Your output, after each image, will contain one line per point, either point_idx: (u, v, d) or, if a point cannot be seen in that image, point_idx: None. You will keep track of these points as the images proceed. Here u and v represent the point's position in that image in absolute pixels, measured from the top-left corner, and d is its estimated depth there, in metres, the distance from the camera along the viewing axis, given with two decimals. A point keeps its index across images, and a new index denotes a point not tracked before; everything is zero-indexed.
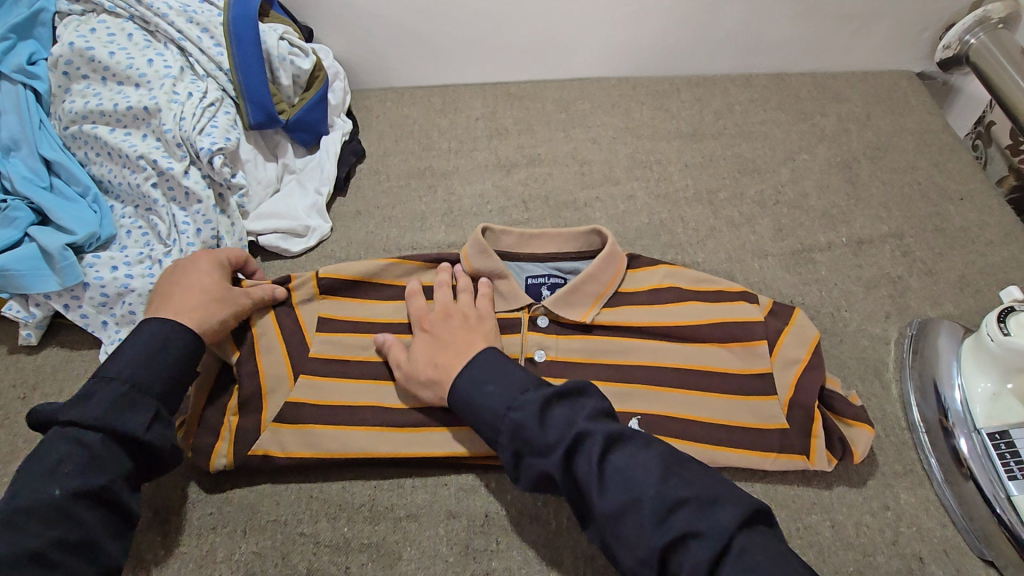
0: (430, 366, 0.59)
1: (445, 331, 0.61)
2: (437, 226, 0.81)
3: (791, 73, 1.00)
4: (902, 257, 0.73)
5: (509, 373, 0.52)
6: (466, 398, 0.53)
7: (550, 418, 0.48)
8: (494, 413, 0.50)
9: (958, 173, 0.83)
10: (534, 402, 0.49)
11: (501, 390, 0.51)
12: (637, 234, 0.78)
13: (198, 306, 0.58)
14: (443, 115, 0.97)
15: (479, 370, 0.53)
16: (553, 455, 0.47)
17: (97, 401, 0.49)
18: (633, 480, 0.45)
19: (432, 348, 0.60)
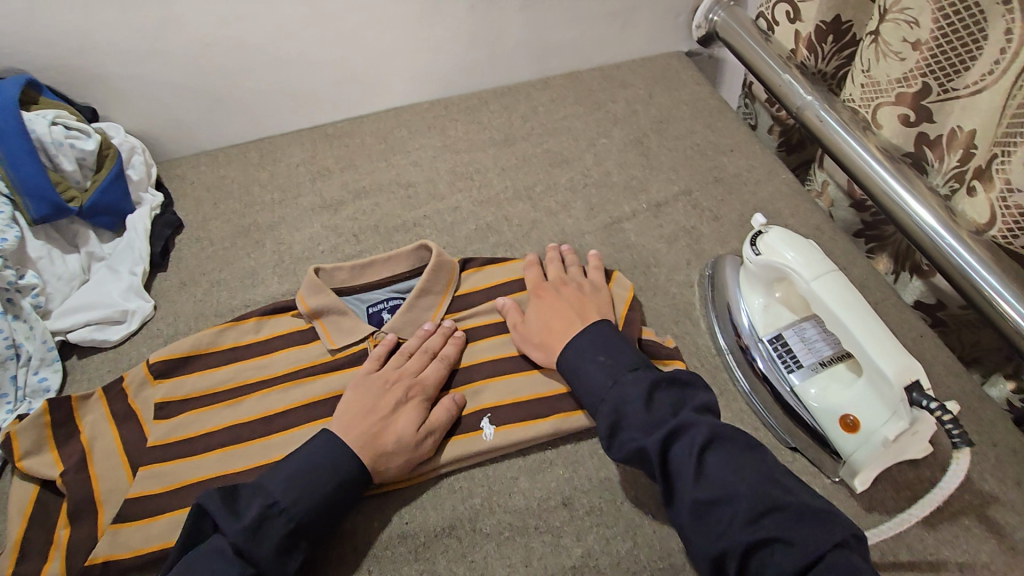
0: (546, 333, 0.65)
1: (563, 301, 0.67)
2: (270, 278, 0.80)
3: (582, 70, 1.10)
4: (694, 210, 0.84)
5: (618, 354, 0.61)
6: (574, 370, 0.61)
7: (655, 404, 0.56)
8: (600, 390, 0.59)
9: (726, 129, 0.96)
10: (642, 381, 0.57)
11: (606, 373, 0.59)
12: (467, 240, 0.83)
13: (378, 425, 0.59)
14: (262, 168, 0.95)
15: (595, 345, 0.62)
16: (652, 434, 0.54)
17: (265, 540, 0.51)
18: (727, 475, 0.51)
19: (546, 317, 0.66)
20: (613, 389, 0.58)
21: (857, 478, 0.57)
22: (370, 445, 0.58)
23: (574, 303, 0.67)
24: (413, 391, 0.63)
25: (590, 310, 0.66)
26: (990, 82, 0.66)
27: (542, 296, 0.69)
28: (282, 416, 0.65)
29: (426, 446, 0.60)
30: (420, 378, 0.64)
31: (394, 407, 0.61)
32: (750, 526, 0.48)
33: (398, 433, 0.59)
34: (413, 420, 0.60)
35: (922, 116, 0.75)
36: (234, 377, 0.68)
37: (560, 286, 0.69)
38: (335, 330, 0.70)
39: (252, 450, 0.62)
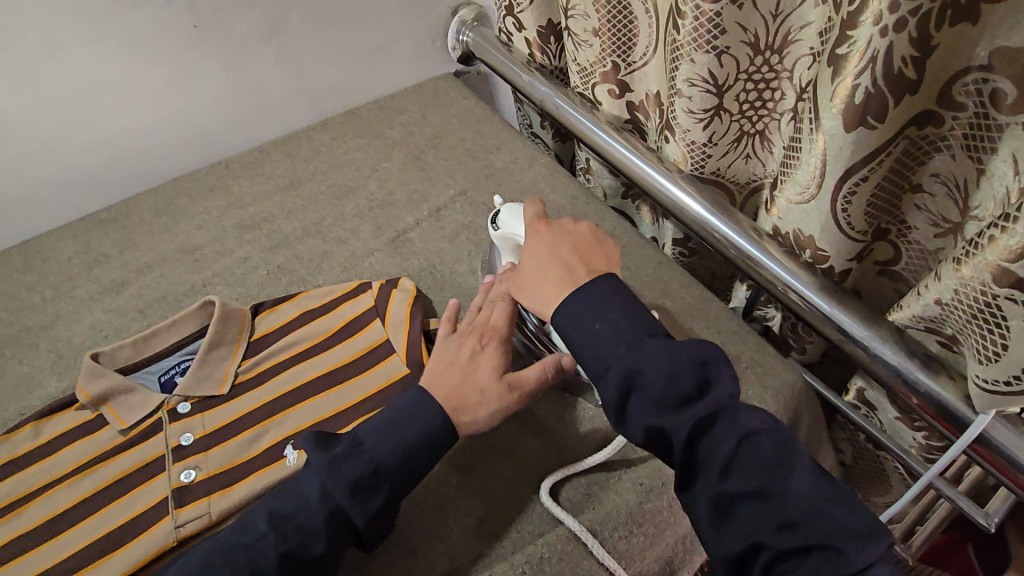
0: (540, 283, 0.60)
1: (568, 246, 0.61)
2: (47, 378, 0.75)
3: (359, 106, 1.17)
4: (470, 206, 0.92)
5: (635, 322, 0.53)
6: (566, 330, 0.55)
7: (680, 380, 0.48)
8: (613, 361, 0.51)
9: (491, 131, 1.06)
10: (662, 349, 0.50)
11: (611, 343, 0.52)
12: (261, 286, 0.84)
13: (456, 385, 0.60)
14: (28, 270, 0.90)
15: (598, 301, 0.55)
16: (688, 417, 0.47)
17: (343, 476, 0.54)
18: (764, 470, 0.45)
19: (544, 264, 0.60)
20: (626, 361, 0.51)
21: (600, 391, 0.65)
22: (454, 396, 0.60)
23: (575, 249, 0.61)
24: (488, 336, 0.63)
25: (591, 255, 0.61)
26: (649, 59, 0.83)
27: (544, 230, 0.64)
28: (69, 512, 0.61)
29: (511, 396, 0.61)
30: (493, 325, 0.64)
31: (477, 355, 0.62)
32: (779, 533, 0.43)
33: (481, 380, 0.60)
34: (495, 367, 0.61)
35: (624, 87, 0.91)
36: (14, 489, 0.63)
37: (570, 224, 0.64)
38: (124, 409, 0.68)
39: (40, 557, 0.59)
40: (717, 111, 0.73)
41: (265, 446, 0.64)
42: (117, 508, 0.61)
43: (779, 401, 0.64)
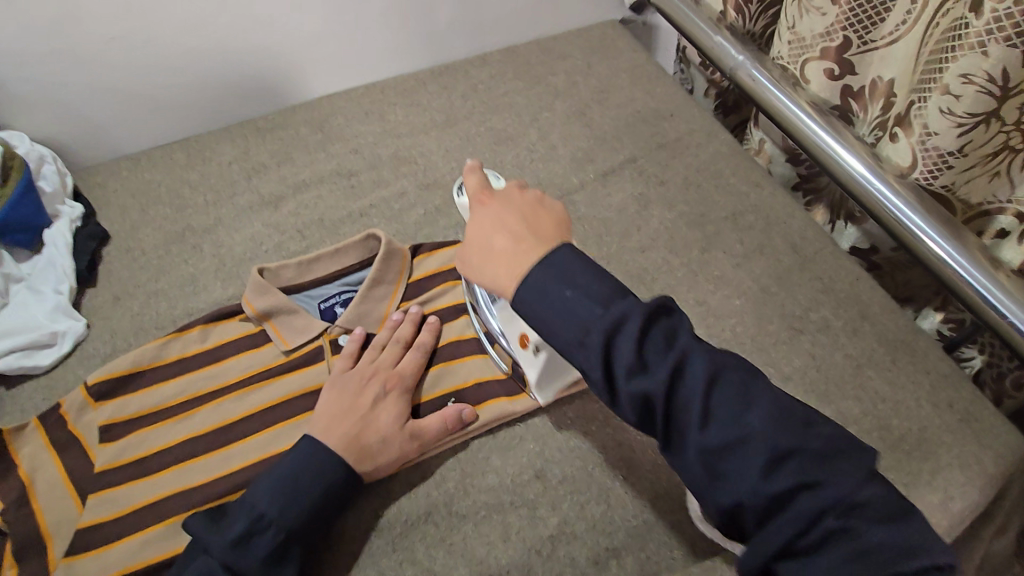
0: (484, 257, 0.48)
1: (513, 212, 0.49)
2: (212, 284, 0.77)
3: (519, 44, 1.08)
4: (640, 176, 0.85)
5: (592, 283, 0.42)
6: (528, 303, 0.44)
7: (647, 352, 0.40)
8: (590, 327, 0.41)
9: (665, 94, 0.97)
10: (614, 317, 0.41)
11: (575, 316, 0.42)
12: (417, 226, 0.82)
13: (360, 429, 0.58)
14: (190, 169, 0.88)
15: (554, 273, 0.43)
16: (658, 376, 0.39)
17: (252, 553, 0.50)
18: (737, 416, 0.38)
19: (489, 232, 0.48)
20: (598, 333, 0.41)
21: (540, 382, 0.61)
22: (354, 445, 0.56)
23: (524, 213, 0.49)
24: (391, 383, 0.61)
25: (544, 220, 0.49)
26: (904, 31, 0.68)
27: (487, 203, 0.51)
28: (238, 424, 0.62)
29: (412, 444, 0.58)
30: (397, 369, 0.63)
31: (377, 400, 0.60)
32: (768, 476, 0.37)
33: (379, 429, 0.58)
34: (396, 416, 0.59)
35: (845, 69, 0.78)
36: (185, 389, 0.64)
37: (517, 192, 0.52)
38: (287, 329, 0.68)
39: (210, 463, 0.59)
40: (988, 117, 0.62)
41: (423, 399, 0.63)
42: (283, 430, 0.61)
43: (999, 463, 0.57)
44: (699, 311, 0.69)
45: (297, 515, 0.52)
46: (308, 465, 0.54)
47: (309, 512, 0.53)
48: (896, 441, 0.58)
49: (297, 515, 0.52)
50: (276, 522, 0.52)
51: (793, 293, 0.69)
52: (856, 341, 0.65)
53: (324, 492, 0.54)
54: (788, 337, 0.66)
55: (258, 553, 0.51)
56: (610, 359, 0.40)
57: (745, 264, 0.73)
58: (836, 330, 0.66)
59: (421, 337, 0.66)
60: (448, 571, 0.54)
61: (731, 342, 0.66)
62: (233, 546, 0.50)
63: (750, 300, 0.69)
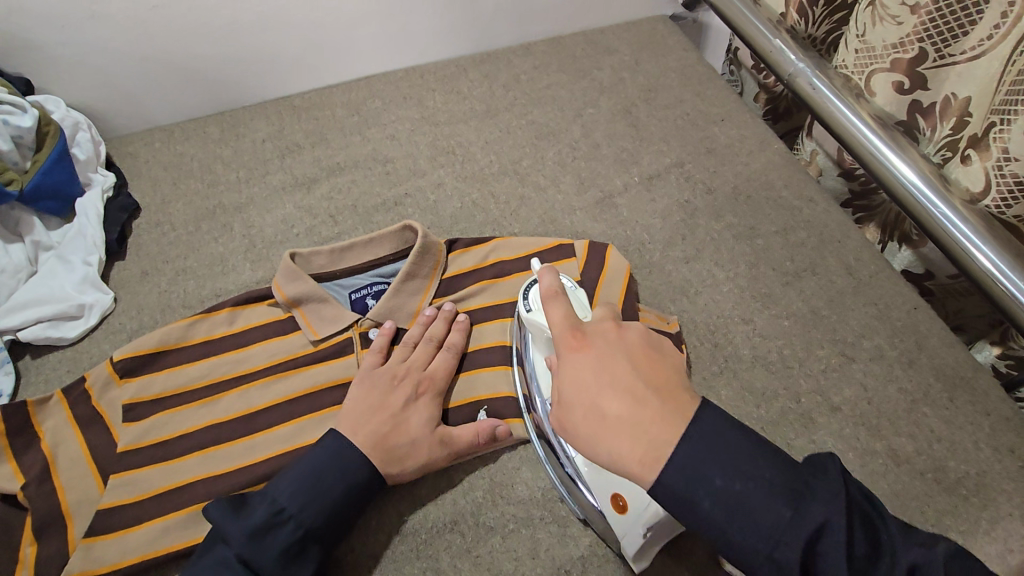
0: (595, 422, 0.43)
1: (622, 358, 0.45)
2: (241, 265, 0.75)
3: (564, 35, 1.04)
4: (686, 183, 0.82)
5: (756, 461, 0.39)
6: (687, 504, 0.39)
7: (844, 555, 0.36)
8: (779, 539, 0.37)
9: (716, 97, 0.92)
10: (812, 529, 0.36)
11: (751, 516, 0.37)
12: (453, 219, 0.80)
13: (387, 430, 0.56)
14: (224, 145, 0.86)
15: (701, 450, 0.39)
16: (829, 568, 0.36)
17: (268, 547, 0.49)
18: (869, 557, 0.36)
19: (598, 387, 0.43)
20: (789, 545, 0.36)
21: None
22: (381, 446, 0.55)
23: (632, 356, 0.45)
24: (422, 386, 0.60)
25: (658, 368, 0.45)
26: (989, 47, 0.64)
27: (582, 347, 0.47)
28: (263, 413, 0.60)
29: (440, 450, 0.57)
30: (429, 372, 0.61)
31: (409, 403, 0.58)
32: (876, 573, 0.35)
33: (409, 432, 0.57)
34: (426, 420, 0.58)
35: (916, 83, 0.73)
36: (211, 371, 0.63)
37: (613, 329, 0.48)
38: (316, 318, 0.65)
39: (235, 451, 0.58)
40: None
41: (454, 404, 0.62)
42: (309, 423, 0.60)
43: None
44: (745, 330, 0.68)
45: (319, 513, 0.51)
46: (333, 458, 0.53)
47: (330, 511, 0.51)
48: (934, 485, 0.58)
49: (318, 514, 0.51)
50: (296, 518, 0.50)
51: (846, 315, 0.69)
52: (912, 374, 0.64)
53: (346, 492, 0.52)
54: (839, 363, 0.65)
55: (276, 551, 0.49)
56: (808, 568, 0.36)
57: (796, 282, 0.71)
58: (892, 359, 0.66)
59: (452, 339, 0.64)
60: None
61: (779, 364, 0.66)
62: (250, 538, 0.49)
63: (798, 321, 0.69)
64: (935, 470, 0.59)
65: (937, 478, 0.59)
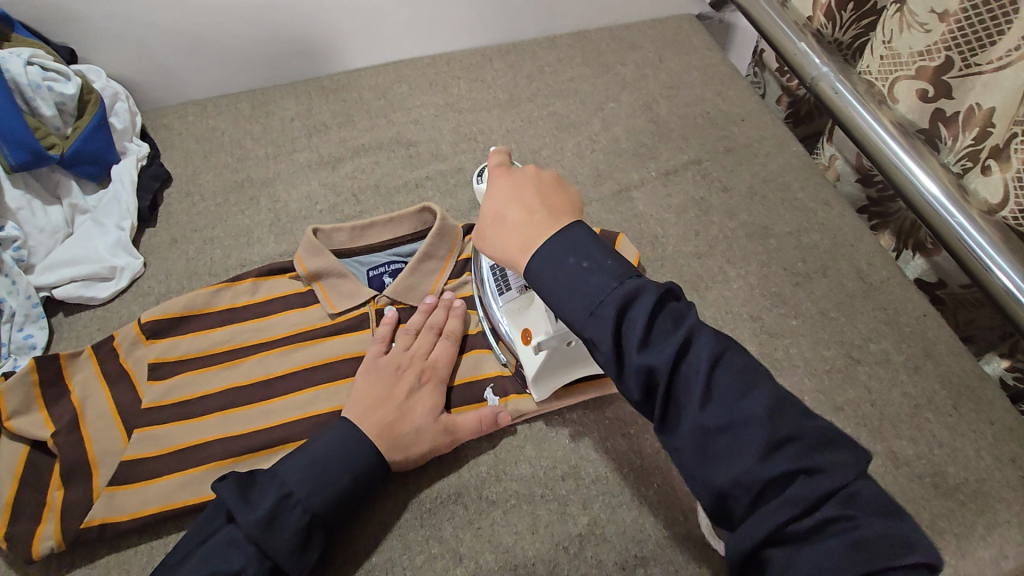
0: (500, 226, 0.50)
1: (530, 184, 0.51)
2: (265, 238, 0.78)
3: (590, 29, 1.05)
4: (703, 180, 0.82)
5: (606, 259, 0.44)
6: (542, 277, 0.45)
7: (653, 330, 0.41)
8: (606, 299, 0.42)
9: (738, 98, 0.93)
10: (631, 288, 0.42)
11: (592, 283, 0.43)
12: (471, 204, 0.82)
13: (392, 419, 0.57)
14: (253, 121, 0.88)
15: (563, 245, 0.45)
16: (660, 354, 0.40)
17: (279, 530, 0.50)
18: (737, 398, 0.40)
19: (506, 203, 0.51)
20: (610, 305, 0.42)
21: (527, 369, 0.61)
22: (387, 434, 0.56)
23: (540, 188, 0.51)
24: (425, 375, 0.61)
25: (557, 199, 0.51)
26: (1016, 57, 0.64)
27: (503, 175, 0.53)
28: (280, 380, 0.63)
29: (444, 437, 0.58)
30: (432, 360, 0.62)
31: (412, 392, 0.59)
32: (766, 460, 0.38)
33: (413, 421, 0.58)
34: (430, 407, 0.59)
35: (940, 91, 0.73)
36: (232, 337, 0.65)
37: (535, 169, 0.53)
38: (335, 293, 0.68)
39: (253, 415, 0.61)
40: None
41: (463, 381, 0.64)
42: (323, 393, 0.62)
43: None
44: (752, 326, 0.69)
45: (325, 500, 0.52)
46: (344, 444, 0.55)
47: (337, 498, 0.53)
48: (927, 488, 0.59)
49: (325, 498, 0.52)
50: (302, 503, 0.52)
51: (855, 318, 0.69)
52: (918, 379, 0.65)
53: (352, 481, 0.54)
54: (845, 365, 0.66)
55: (285, 535, 0.50)
56: (620, 341, 0.42)
57: (806, 283, 0.72)
58: (897, 364, 0.66)
59: (453, 326, 0.65)
60: (474, 554, 0.56)
61: (785, 362, 0.67)
62: (262, 522, 0.50)
63: (806, 321, 0.69)
64: (933, 475, 0.60)
65: (935, 482, 0.59)
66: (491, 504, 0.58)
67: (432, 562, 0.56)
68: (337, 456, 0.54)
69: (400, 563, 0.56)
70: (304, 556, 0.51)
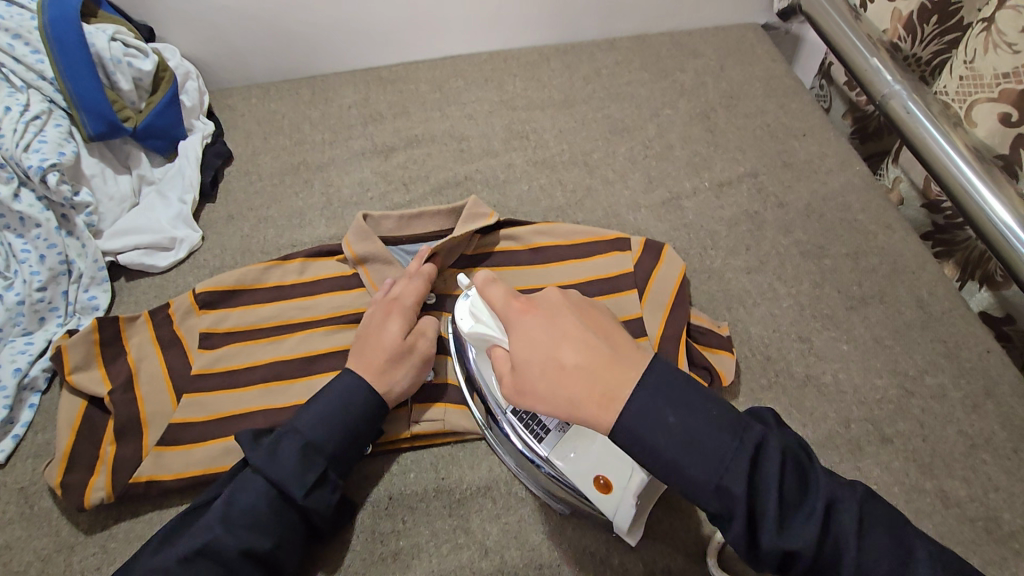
0: (556, 376, 0.44)
1: (572, 317, 0.46)
2: (317, 220, 0.80)
3: (650, 34, 1.03)
4: (758, 194, 0.80)
5: (705, 407, 0.41)
6: (640, 438, 0.41)
7: (783, 492, 0.40)
8: (733, 473, 0.39)
9: (800, 111, 0.90)
10: (753, 448, 0.40)
11: (705, 453, 0.40)
12: (519, 201, 0.82)
13: (370, 353, 0.59)
14: (313, 106, 0.91)
15: (658, 401, 0.41)
16: (796, 538, 0.39)
17: (282, 458, 0.52)
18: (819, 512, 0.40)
19: (553, 345, 0.45)
20: (739, 466, 0.39)
21: (618, 522, 0.50)
22: (369, 368, 0.58)
23: (582, 319, 0.47)
24: (391, 306, 0.62)
25: (603, 325, 0.47)
26: None
27: (527, 312, 0.48)
28: (321, 358, 0.65)
29: (422, 354, 0.61)
30: (397, 295, 0.63)
31: (381, 327, 0.61)
32: None
33: (387, 348, 0.59)
34: (399, 333, 0.60)
35: None
36: (278, 314, 0.67)
37: (557, 292, 0.49)
38: (379, 278, 0.69)
39: (292, 391, 0.62)
40: None
41: None
42: None
43: None
44: (801, 348, 0.67)
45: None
46: (371, 422, 0.56)
47: (345, 442, 0.55)
48: (978, 531, 0.56)
49: (327, 432, 0.54)
50: (302, 432, 0.53)
51: (911, 348, 0.66)
52: (976, 418, 0.62)
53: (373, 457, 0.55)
54: (897, 396, 0.63)
55: (286, 462, 0.52)
56: (754, 512, 0.39)
57: (861, 307, 0.69)
58: (955, 401, 0.63)
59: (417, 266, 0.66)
60: (499, 548, 0.56)
61: (833, 387, 0.64)
62: (265, 451, 0.52)
63: (858, 347, 0.67)
64: (986, 519, 0.57)
65: (987, 527, 0.56)
66: (523, 498, 0.59)
67: (458, 552, 0.56)
68: (359, 420, 0.56)
69: (426, 551, 0.56)
70: (310, 480, 0.52)
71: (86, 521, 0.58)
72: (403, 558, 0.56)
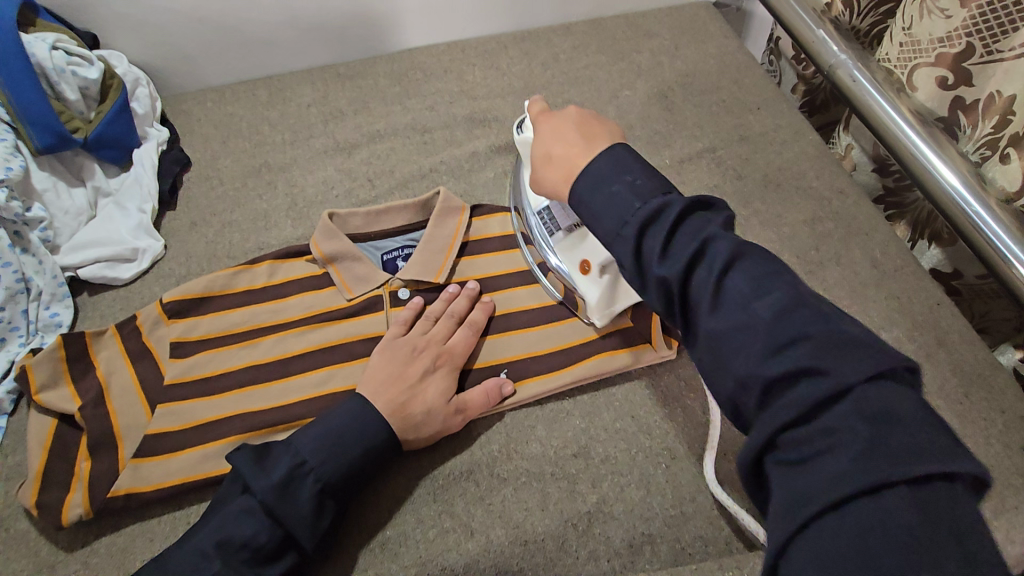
0: (546, 164, 0.51)
1: (568, 124, 0.52)
2: (283, 222, 0.79)
3: (606, 16, 1.03)
4: (718, 168, 0.82)
5: (643, 188, 0.43)
6: (583, 203, 0.45)
7: (674, 240, 0.40)
8: (627, 218, 0.42)
9: (754, 86, 0.92)
10: (654, 209, 0.41)
11: (615, 207, 0.43)
12: (484, 189, 0.83)
13: (404, 400, 0.58)
14: (271, 107, 0.89)
15: (602, 170, 0.45)
16: (677, 262, 0.39)
17: (293, 497, 0.51)
18: (747, 299, 0.37)
19: (555, 140, 0.51)
20: (635, 223, 0.42)
21: (590, 296, 0.64)
22: (399, 413, 0.58)
23: (578, 126, 0.52)
24: (441, 359, 0.62)
25: (596, 130, 0.51)
26: None
27: (545, 120, 0.55)
28: (298, 358, 0.64)
29: (455, 420, 0.60)
30: (448, 346, 0.63)
31: (424, 375, 0.60)
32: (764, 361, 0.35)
33: (427, 403, 0.59)
34: (442, 391, 0.60)
35: (960, 78, 0.72)
36: (252, 318, 0.67)
37: (571, 109, 0.54)
38: (350, 276, 0.68)
39: (271, 394, 0.62)
40: None
41: (478, 365, 0.65)
42: (340, 372, 0.64)
43: None
44: None
45: (334, 466, 0.54)
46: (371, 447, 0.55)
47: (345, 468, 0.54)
48: None
49: (337, 466, 0.53)
50: (316, 472, 0.53)
51: (867, 306, 0.70)
52: (928, 367, 0.66)
53: (363, 454, 0.55)
54: None
55: (298, 501, 0.51)
56: (641, 250, 0.41)
57: (820, 271, 0.72)
58: (910, 352, 0.66)
59: (472, 315, 0.66)
60: (485, 528, 0.57)
61: None
62: (277, 487, 0.51)
63: None
64: None
65: None
66: (507, 478, 0.60)
67: (444, 536, 0.57)
68: (347, 423, 0.55)
69: (413, 537, 0.57)
70: (315, 521, 0.52)
71: (65, 539, 0.58)
72: (390, 547, 0.57)
